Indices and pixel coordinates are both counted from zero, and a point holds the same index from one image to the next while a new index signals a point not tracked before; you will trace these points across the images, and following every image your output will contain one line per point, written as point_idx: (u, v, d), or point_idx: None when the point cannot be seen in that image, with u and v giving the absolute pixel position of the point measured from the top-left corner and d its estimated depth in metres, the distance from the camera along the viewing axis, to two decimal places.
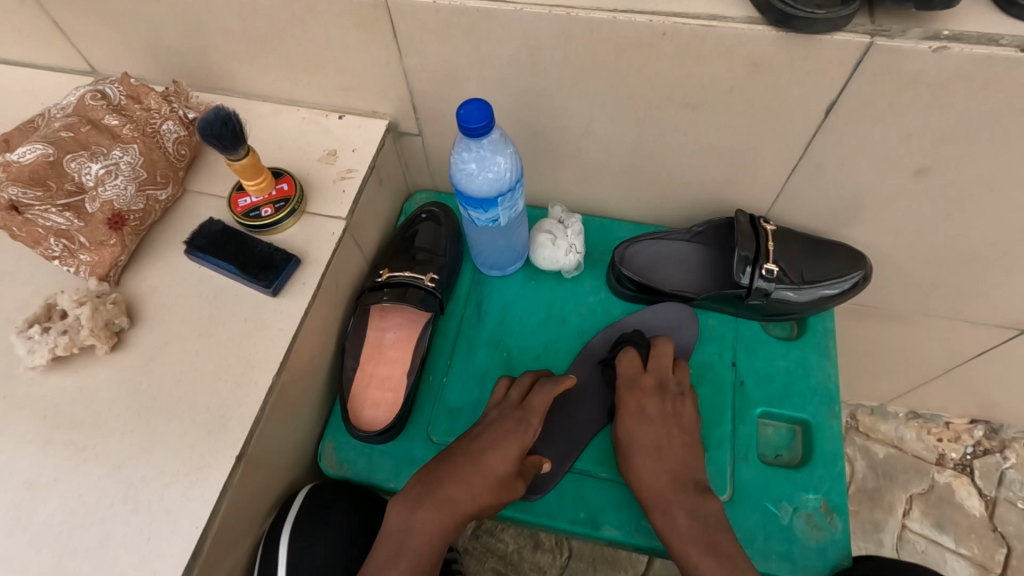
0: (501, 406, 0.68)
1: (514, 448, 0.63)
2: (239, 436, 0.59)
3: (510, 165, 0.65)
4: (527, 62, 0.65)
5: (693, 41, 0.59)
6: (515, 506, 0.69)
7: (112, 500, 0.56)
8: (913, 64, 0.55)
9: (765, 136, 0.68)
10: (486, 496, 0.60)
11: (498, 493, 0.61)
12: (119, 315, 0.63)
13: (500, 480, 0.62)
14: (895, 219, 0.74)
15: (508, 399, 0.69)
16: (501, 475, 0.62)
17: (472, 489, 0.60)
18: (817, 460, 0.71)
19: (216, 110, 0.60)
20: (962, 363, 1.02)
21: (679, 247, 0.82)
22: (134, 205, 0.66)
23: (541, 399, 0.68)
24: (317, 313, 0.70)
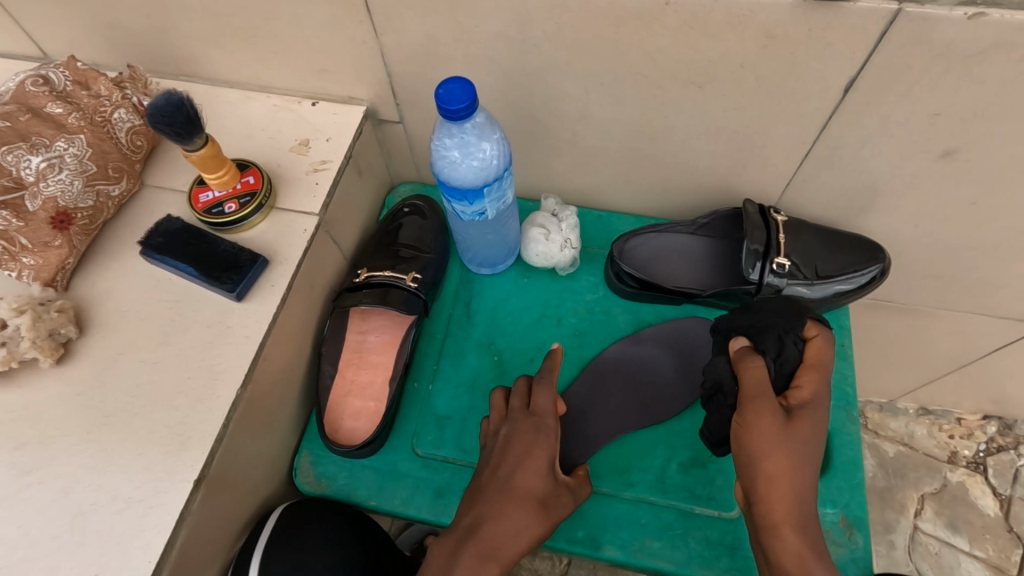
0: (509, 419, 0.59)
1: (540, 461, 0.56)
2: (198, 457, 0.53)
3: (497, 152, 0.59)
4: (515, 38, 0.59)
5: (698, 12, 0.52)
6: None
7: (55, 532, 0.50)
8: (946, 34, 0.49)
9: (778, 117, 0.62)
10: (523, 530, 0.52)
11: (539, 522, 0.53)
12: (66, 324, 0.57)
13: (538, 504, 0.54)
14: (915, 207, 0.68)
15: (511, 409, 0.60)
16: (538, 496, 0.55)
17: (497, 527, 0.52)
18: (834, 470, 0.66)
19: (168, 94, 0.54)
20: (978, 359, 0.97)
21: (683, 240, 0.76)
22: (82, 202, 0.60)
23: (544, 398, 0.59)
24: (289, 318, 0.64)
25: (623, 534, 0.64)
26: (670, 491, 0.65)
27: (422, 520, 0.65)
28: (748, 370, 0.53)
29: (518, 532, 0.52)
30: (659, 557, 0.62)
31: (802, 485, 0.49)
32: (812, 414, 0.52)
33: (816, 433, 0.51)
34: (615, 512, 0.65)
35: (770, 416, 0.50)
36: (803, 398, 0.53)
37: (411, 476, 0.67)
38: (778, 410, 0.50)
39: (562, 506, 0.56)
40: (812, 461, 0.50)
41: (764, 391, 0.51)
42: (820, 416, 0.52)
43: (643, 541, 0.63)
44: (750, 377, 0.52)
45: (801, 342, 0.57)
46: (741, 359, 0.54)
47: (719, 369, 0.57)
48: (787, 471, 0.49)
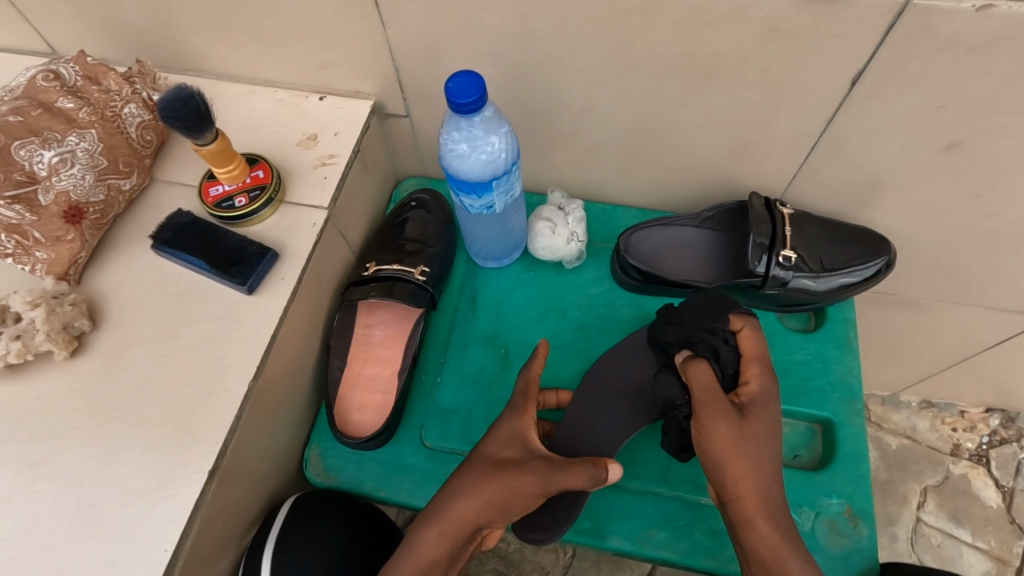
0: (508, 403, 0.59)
1: (503, 436, 0.56)
2: (210, 449, 0.54)
3: (505, 145, 0.60)
4: (521, 32, 0.59)
5: (704, 5, 0.53)
6: None
7: (70, 522, 0.51)
8: (952, 26, 0.49)
9: (783, 110, 0.62)
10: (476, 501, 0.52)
11: (492, 492, 0.52)
12: (79, 318, 0.57)
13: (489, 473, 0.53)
14: (920, 200, 0.68)
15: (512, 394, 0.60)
16: (498, 462, 0.54)
17: (459, 508, 0.53)
18: (838, 461, 0.66)
19: (178, 88, 0.54)
20: (981, 352, 0.98)
21: (688, 234, 0.76)
22: (93, 196, 0.61)
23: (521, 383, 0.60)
24: (298, 311, 0.64)
25: (629, 525, 0.64)
26: (675, 483, 0.66)
27: None
28: (693, 373, 0.56)
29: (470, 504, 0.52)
30: (665, 548, 0.63)
31: (765, 477, 0.51)
32: (759, 408, 0.54)
33: (768, 422, 0.54)
34: (621, 502, 0.66)
35: (715, 414, 0.52)
36: (749, 393, 0.55)
37: (418, 469, 0.67)
38: (725, 405, 0.53)
39: (523, 479, 0.52)
40: (766, 452, 0.52)
41: (708, 399, 0.54)
42: (771, 406, 0.55)
43: (649, 532, 0.64)
44: (697, 381, 0.55)
45: (730, 337, 0.60)
46: (690, 367, 0.57)
47: (669, 388, 0.60)
48: (749, 471, 0.51)
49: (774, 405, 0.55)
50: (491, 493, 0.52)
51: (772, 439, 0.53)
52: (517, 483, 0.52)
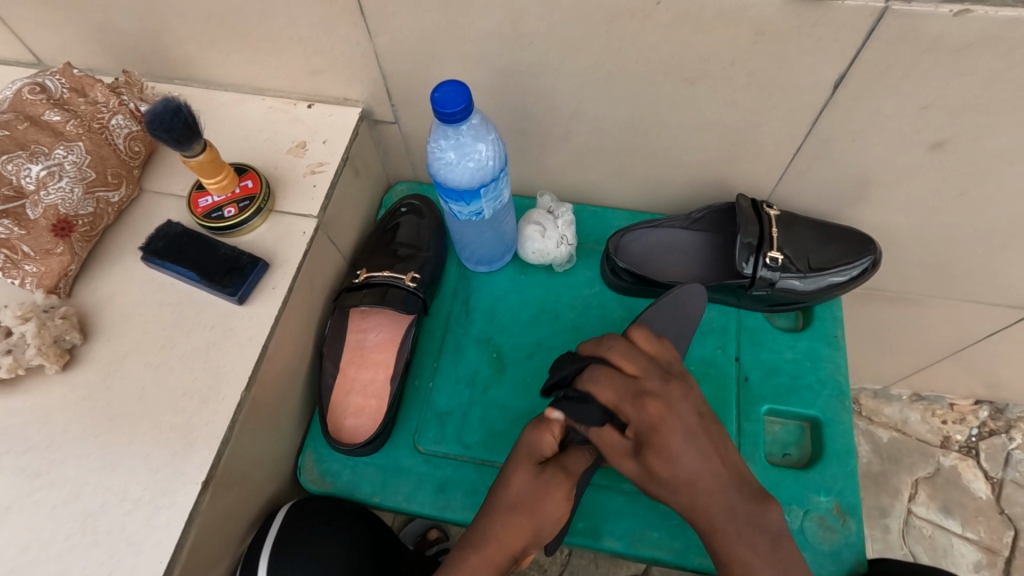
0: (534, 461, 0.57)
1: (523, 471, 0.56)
2: (206, 458, 0.54)
3: (493, 153, 0.60)
4: (510, 37, 0.59)
5: (690, 10, 0.53)
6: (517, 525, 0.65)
7: (66, 534, 0.51)
8: (933, 29, 0.50)
9: (770, 112, 0.63)
10: (516, 536, 0.53)
11: (546, 519, 0.54)
12: (70, 330, 0.58)
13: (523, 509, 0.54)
14: (906, 198, 0.69)
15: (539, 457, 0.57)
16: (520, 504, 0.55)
17: (504, 536, 0.53)
18: (828, 458, 0.67)
19: (165, 101, 0.54)
20: (971, 345, 0.99)
21: (678, 234, 0.77)
22: (81, 209, 0.61)
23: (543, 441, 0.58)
24: (291, 319, 0.65)
25: (623, 525, 0.65)
26: None
27: (426, 515, 0.67)
28: (608, 435, 0.54)
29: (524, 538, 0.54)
30: (658, 547, 0.64)
31: (713, 507, 0.50)
32: (654, 438, 0.52)
33: (677, 459, 0.51)
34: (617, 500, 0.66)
35: (625, 462, 0.54)
36: (636, 428, 0.53)
37: (414, 472, 0.68)
38: (635, 465, 0.54)
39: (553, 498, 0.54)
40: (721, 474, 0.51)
41: (611, 449, 0.54)
42: (670, 424, 0.52)
43: (642, 531, 0.65)
44: (634, 361, 0.56)
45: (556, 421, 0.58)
46: (591, 381, 0.57)
47: (580, 432, 0.57)
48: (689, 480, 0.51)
49: (676, 421, 0.52)
50: (534, 513, 0.54)
51: (689, 445, 0.51)
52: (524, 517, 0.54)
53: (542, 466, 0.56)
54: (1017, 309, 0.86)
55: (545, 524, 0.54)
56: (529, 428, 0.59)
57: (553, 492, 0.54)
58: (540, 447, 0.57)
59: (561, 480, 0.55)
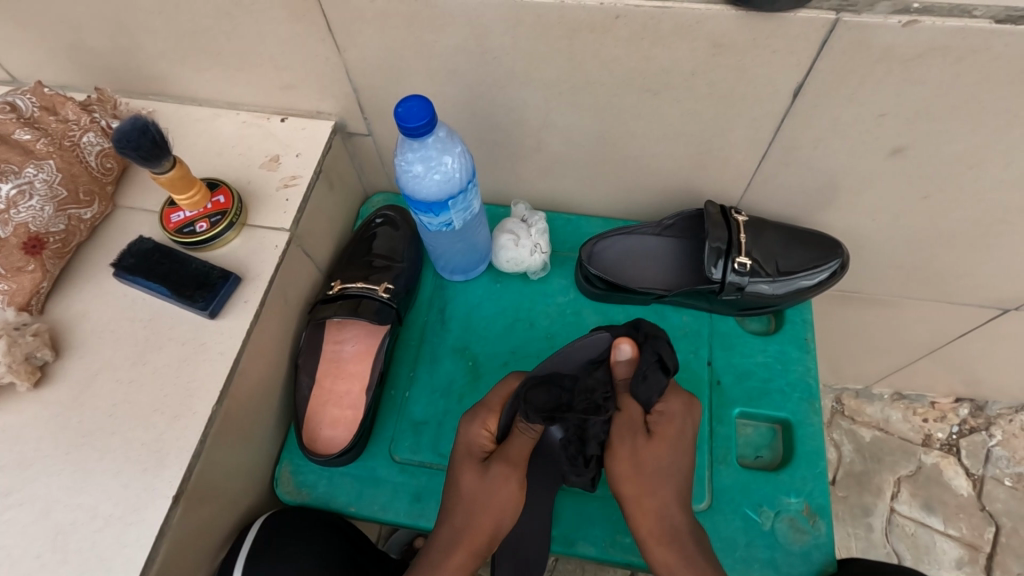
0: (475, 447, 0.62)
1: (465, 458, 0.61)
2: (176, 473, 0.55)
3: (460, 166, 0.61)
4: (475, 51, 0.60)
5: (649, 24, 0.54)
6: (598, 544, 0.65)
7: (36, 552, 0.51)
8: (883, 40, 0.51)
9: (733, 121, 0.64)
10: (490, 532, 0.59)
11: (502, 514, 0.59)
12: (41, 347, 0.58)
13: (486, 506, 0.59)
14: (870, 203, 0.71)
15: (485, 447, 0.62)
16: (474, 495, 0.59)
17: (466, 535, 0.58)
18: (798, 459, 0.68)
19: (133, 119, 0.55)
20: (946, 343, 1.00)
21: (650, 241, 0.78)
22: (54, 226, 0.61)
23: (476, 427, 0.62)
24: (264, 332, 0.65)
25: (597, 530, 0.66)
26: None
27: (401, 524, 0.67)
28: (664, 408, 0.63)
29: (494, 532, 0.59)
30: (631, 551, 0.65)
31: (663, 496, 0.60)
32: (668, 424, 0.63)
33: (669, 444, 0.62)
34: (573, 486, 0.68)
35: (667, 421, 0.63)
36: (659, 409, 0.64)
37: (389, 481, 0.69)
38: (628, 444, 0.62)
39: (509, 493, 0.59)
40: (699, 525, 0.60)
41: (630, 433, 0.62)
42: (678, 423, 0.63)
43: (616, 536, 0.65)
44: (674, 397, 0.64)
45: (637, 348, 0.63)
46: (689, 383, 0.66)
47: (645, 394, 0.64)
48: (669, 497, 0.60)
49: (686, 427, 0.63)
50: (483, 512, 0.59)
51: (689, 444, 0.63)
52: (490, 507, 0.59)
53: (484, 463, 0.61)
54: (989, 308, 0.87)
55: (503, 519, 0.59)
56: (464, 429, 0.63)
57: (502, 486, 0.59)
58: (478, 444, 0.62)
59: (506, 473, 0.60)
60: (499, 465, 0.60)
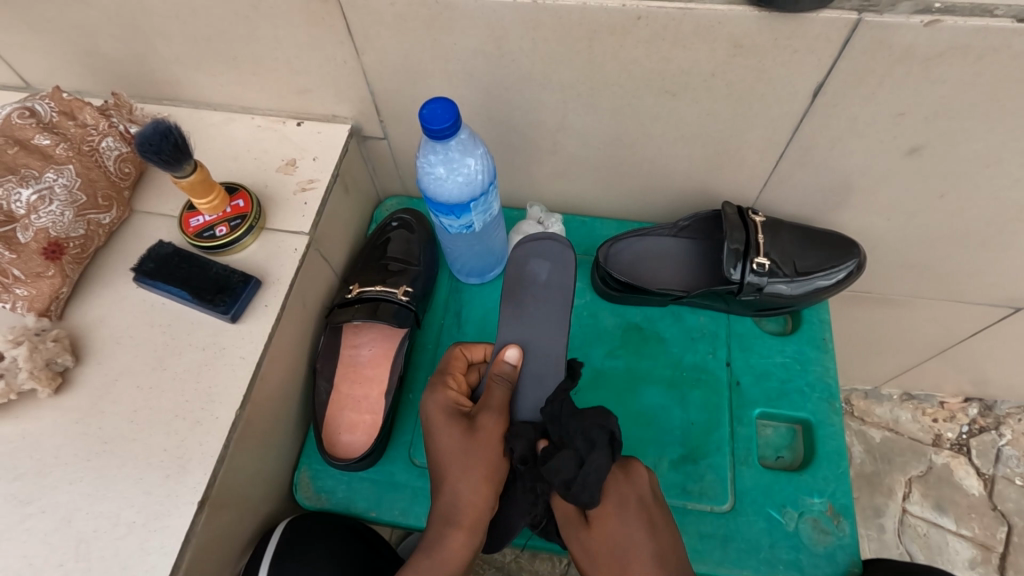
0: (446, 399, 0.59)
1: (448, 395, 0.60)
2: (201, 479, 0.54)
3: (482, 167, 0.61)
4: (493, 54, 0.61)
5: (670, 25, 0.54)
6: None
7: (58, 560, 0.51)
8: (904, 39, 0.51)
9: (751, 121, 0.64)
10: (451, 419, 0.58)
11: (437, 413, 0.58)
12: (62, 353, 0.58)
13: (451, 451, 0.56)
14: (884, 203, 0.71)
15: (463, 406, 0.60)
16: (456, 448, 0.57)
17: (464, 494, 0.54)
18: (819, 459, 0.68)
19: (155, 123, 0.54)
20: (957, 343, 1.00)
21: (666, 243, 0.78)
22: (73, 231, 0.61)
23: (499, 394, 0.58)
24: (284, 335, 0.65)
25: None
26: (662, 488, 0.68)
27: (423, 529, 0.66)
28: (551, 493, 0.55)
29: (445, 431, 0.57)
30: None
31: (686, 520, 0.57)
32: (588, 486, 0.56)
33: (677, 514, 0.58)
34: None
35: (577, 533, 0.53)
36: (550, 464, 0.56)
37: (409, 486, 0.68)
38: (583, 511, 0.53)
39: (434, 395, 0.60)
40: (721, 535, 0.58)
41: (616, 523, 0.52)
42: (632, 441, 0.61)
43: None
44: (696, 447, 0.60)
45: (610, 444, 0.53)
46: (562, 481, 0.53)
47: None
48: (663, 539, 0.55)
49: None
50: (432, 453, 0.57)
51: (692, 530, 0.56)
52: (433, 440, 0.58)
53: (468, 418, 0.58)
54: (1000, 307, 0.87)
55: (456, 450, 0.56)
56: (431, 398, 0.60)
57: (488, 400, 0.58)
58: (445, 400, 0.59)
59: (445, 414, 0.58)
60: (433, 407, 0.59)
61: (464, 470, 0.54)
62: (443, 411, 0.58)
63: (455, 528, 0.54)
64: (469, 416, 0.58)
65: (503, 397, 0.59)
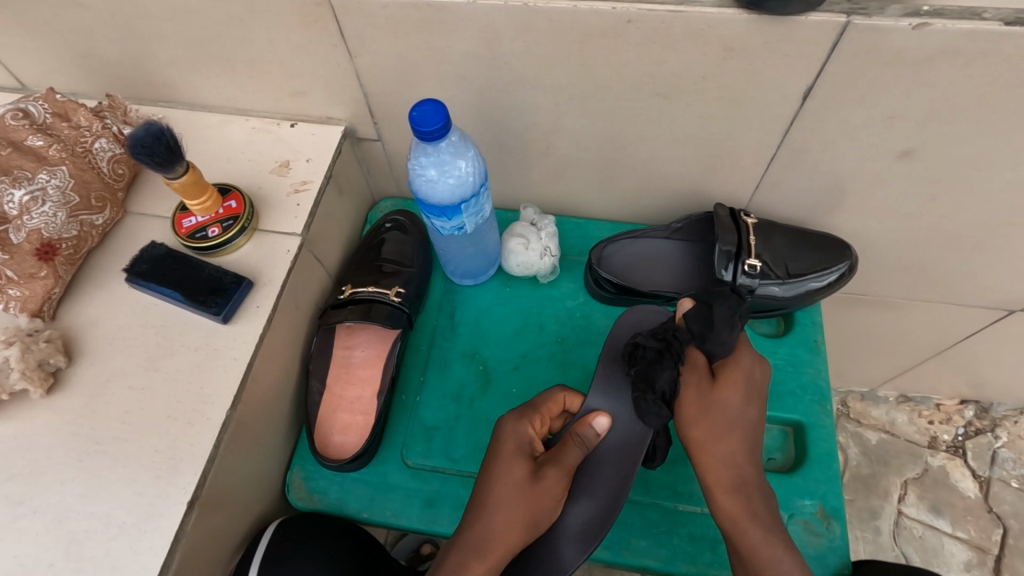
0: (523, 450, 0.59)
1: (529, 431, 0.60)
2: (191, 478, 0.54)
3: (473, 169, 0.62)
4: (486, 57, 0.61)
5: (661, 28, 0.54)
6: (616, 550, 0.65)
7: (50, 560, 0.51)
8: (893, 43, 0.51)
9: (743, 124, 0.64)
10: (518, 456, 0.59)
11: (510, 444, 0.59)
12: (54, 354, 0.58)
13: (516, 486, 0.57)
14: (877, 205, 0.71)
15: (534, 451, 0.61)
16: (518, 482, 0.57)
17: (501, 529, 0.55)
18: (811, 461, 0.68)
19: (147, 124, 0.54)
20: (952, 345, 1.00)
21: (659, 244, 0.78)
22: (66, 232, 0.61)
23: (572, 455, 0.59)
24: (277, 336, 0.65)
25: (610, 534, 0.66)
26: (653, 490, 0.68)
27: (415, 530, 0.67)
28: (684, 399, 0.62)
29: (511, 471, 0.58)
30: (647, 556, 0.64)
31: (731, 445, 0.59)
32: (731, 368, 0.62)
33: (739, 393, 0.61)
34: None
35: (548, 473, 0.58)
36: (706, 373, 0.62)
37: (401, 488, 0.68)
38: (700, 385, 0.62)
39: (521, 428, 0.60)
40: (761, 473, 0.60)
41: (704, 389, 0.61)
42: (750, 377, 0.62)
43: (630, 540, 0.65)
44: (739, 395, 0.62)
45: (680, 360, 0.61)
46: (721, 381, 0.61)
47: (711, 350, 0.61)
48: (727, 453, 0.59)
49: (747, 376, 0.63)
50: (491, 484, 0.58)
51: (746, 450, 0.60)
52: (496, 468, 0.58)
53: (535, 465, 0.59)
54: (994, 310, 0.87)
55: (520, 485, 0.57)
56: (511, 425, 0.60)
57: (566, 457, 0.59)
58: (524, 442, 0.60)
59: (519, 455, 0.59)
60: (507, 450, 0.59)
61: (509, 506, 0.56)
62: (518, 455, 0.59)
63: (482, 557, 0.55)
64: (537, 462, 0.59)
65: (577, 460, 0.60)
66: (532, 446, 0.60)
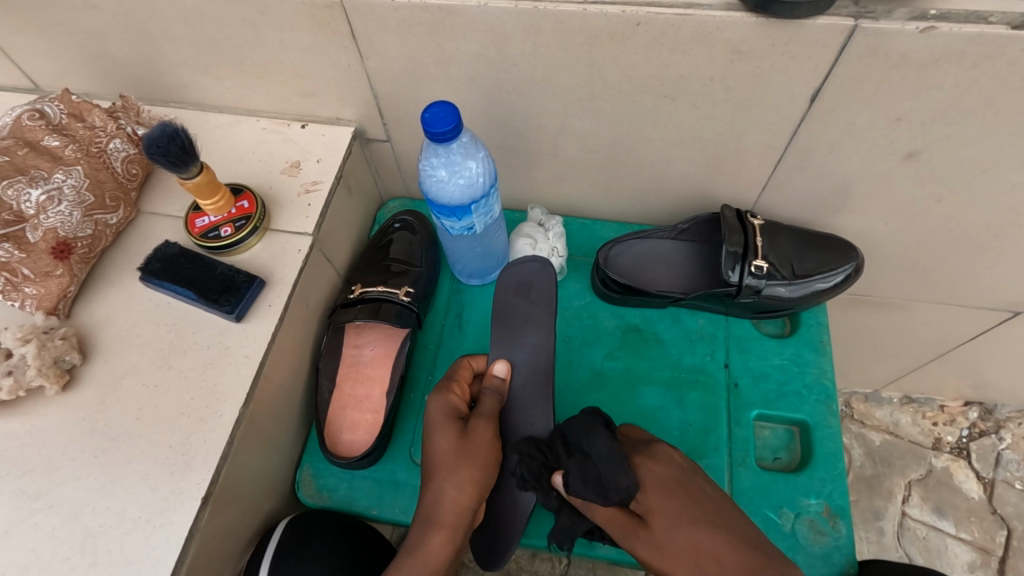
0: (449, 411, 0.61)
1: (450, 394, 0.63)
2: (205, 475, 0.55)
3: (483, 170, 0.62)
4: (495, 59, 0.61)
5: (669, 31, 0.55)
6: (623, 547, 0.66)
7: (65, 554, 0.52)
8: (900, 46, 0.52)
9: (750, 125, 0.64)
10: (447, 421, 0.60)
11: (437, 413, 0.61)
12: (70, 351, 0.59)
13: (456, 454, 0.58)
14: (882, 207, 0.72)
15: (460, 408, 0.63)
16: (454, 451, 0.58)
17: (454, 496, 0.56)
18: (816, 460, 0.69)
19: (162, 125, 0.55)
20: (956, 346, 1.00)
21: (665, 245, 0.79)
22: (81, 231, 0.62)
23: (489, 403, 0.62)
24: (288, 335, 0.66)
25: None
26: None
27: None
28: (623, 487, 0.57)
29: (443, 435, 0.59)
30: None
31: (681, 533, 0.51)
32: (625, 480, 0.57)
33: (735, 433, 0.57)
34: None
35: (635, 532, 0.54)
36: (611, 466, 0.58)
37: (410, 485, 0.69)
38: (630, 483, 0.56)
39: (440, 397, 0.62)
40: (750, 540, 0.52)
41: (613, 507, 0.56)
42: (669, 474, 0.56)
43: None
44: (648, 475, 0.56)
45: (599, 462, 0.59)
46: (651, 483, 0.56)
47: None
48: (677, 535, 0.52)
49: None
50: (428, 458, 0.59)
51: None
52: (431, 445, 0.60)
53: (462, 424, 0.61)
54: (998, 311, 0.88)
55: (455, 453, 0.58)
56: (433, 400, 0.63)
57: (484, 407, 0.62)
58: (450, 405, 0.62)
59: (445, 421, 0.60)
60: (434, 418, 0.61)
61: (452, 470, 0.57)
62: (444, 417, 0.61)
63: (437, 527, 0.55)
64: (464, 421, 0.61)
65: (495, 406, 0.63)
66: (457, 409, 0.62)
